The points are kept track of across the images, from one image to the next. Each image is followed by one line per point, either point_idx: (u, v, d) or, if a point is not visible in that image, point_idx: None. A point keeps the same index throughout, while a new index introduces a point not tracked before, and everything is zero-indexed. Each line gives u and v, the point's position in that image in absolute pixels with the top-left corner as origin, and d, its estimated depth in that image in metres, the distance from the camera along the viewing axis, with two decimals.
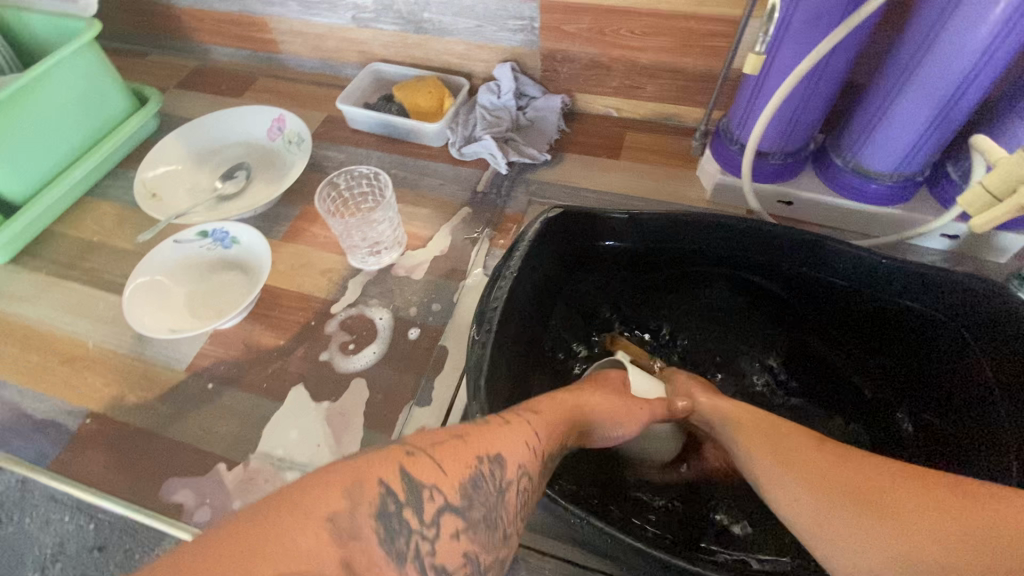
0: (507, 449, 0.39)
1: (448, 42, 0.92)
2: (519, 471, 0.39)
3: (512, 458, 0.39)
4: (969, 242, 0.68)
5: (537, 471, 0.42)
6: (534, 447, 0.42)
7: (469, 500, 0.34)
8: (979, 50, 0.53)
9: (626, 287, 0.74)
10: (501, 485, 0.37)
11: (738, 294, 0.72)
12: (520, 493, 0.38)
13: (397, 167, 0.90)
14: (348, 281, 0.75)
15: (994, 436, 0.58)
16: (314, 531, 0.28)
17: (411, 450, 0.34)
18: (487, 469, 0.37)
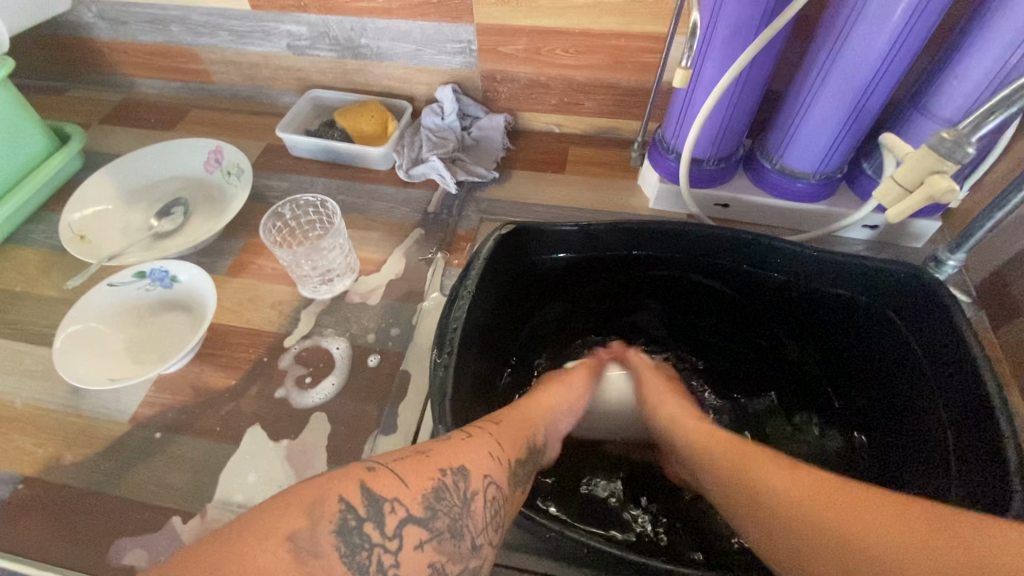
0: (471, 462, 0.42)
1: (387, 67, 0.93)
2: (483, 482, 0.42)
3: (475, 470, 0.42)
4: (888, 231, 0.74)
5: (505, 478, 0.45)
6: (497, 456, 0.45)
7: (433, 510, 0.38)
8: (881, 54, 0.58)
9: (591, 303, 0.77)
10: (466, 495, 0.40)
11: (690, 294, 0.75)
12: (486, 502, 0.41)
13: (344, 193, 0.89)
14: (301, 312, 0.73)
15: (926, 413, 0.61)
16: (276, 552, 0.32)
17: (372, 467, 0.38)
18: (449, 480, 0.40)
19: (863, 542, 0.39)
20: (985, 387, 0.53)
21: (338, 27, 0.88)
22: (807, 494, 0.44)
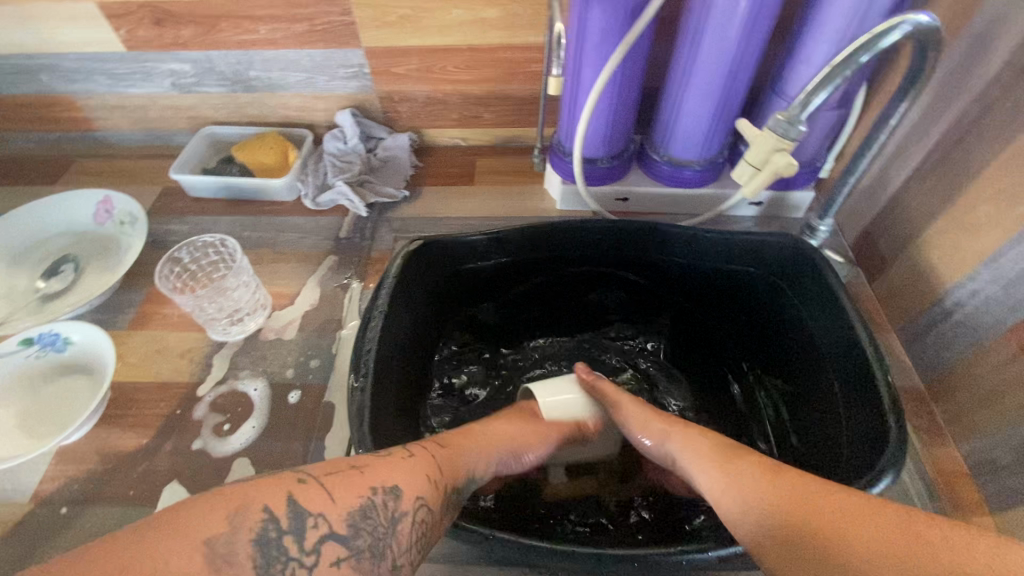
0: (405, 481, 0.42)
1: (281, 97, 0.91)
2: (414, 502, 0.41)
3: (409, 491, 0.42)
4: (771, 206, 0.81)
5: (439, 504, 0.44)
6: (434, 480, 0.44)
7: (354, 528, 0.37)
8: (733, 48, 0.64)
9: (518, 307, 0.79)
10: (393, 516, 0.40)
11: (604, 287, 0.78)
12: (414, 525, 0.41)
13: (251, 229, 0.86)
14: (213, 357, 0.71)
15: (815, 371, 0.65)
16: (190, 555, 0.32)
17: (304, 482, 0.38)
18: (380, 499, 0.40)
19: (848, 540, 0.36)
20: (861, 340, 0.59)
21: (223, 62, 0.86)
22: (808, 497, 0.41)
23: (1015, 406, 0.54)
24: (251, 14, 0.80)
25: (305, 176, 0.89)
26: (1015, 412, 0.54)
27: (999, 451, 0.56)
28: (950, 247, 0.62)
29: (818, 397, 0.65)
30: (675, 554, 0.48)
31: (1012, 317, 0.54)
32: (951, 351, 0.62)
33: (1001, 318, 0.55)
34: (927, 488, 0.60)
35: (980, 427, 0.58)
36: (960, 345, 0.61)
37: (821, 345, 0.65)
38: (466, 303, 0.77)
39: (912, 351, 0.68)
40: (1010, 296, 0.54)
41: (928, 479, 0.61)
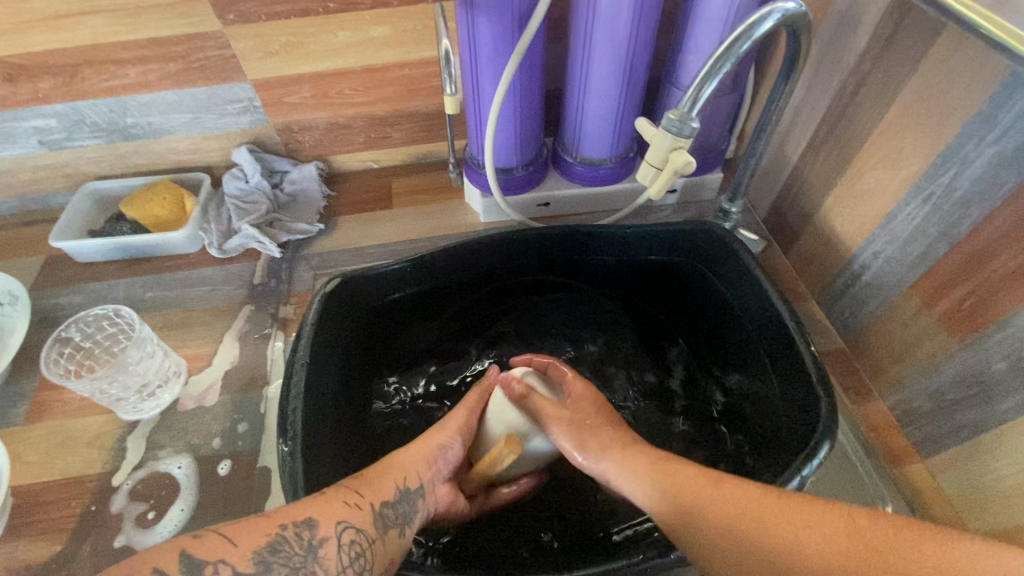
0: (320, 510, 0.42)
1: (168, 142, 0.84)
2: (335, 527, 0.41)
3: (325, 519, 0.41)
4: (685, 192, 0.83)
5: (369, 522, 0.44)
6: (355, 500, 0.45)
7: (265, 564, 0.37)
8: (625, 47, 0.65)
9: (459, 316, 0.76)
10: (310, 544, 0.40)
11: (538, 294, 0.77)
12: (340, 546, 0.41)
13: (154, 289, 0.79)
14: (127, 439, 0.64)
15: (744, 352, 0.67)
16: None
17: (197, 534, 0.37)
18: (290, 533, 0.39)
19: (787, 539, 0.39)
20: (781, 314, 0.61)
21: (93, 112, 0.78)
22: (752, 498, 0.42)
23: (926, 355, 0.58)
24: (117, 57, 0.73)
25: (206, 224, 0.82)
26: (926, 361, 0.58)
27: (918, 400, 0.60)
28: (848, 214, 0.65)
29: (749, 377, 0.66)
30: (637, 563, 0.49)
31: (912, 274, 0.58)
32: (863, 311, 0.65)
33: (904, 276, 0.59)
34: (862, 445, 0.63)
35: (899, 378, 0.62)
36: (870, 305, 0.64)
37: (747, 322, 0.66)
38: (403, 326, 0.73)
39: (831, 315, 0.71)
40: (908, 253, 0.58)
41: (862, 436, 0.64)
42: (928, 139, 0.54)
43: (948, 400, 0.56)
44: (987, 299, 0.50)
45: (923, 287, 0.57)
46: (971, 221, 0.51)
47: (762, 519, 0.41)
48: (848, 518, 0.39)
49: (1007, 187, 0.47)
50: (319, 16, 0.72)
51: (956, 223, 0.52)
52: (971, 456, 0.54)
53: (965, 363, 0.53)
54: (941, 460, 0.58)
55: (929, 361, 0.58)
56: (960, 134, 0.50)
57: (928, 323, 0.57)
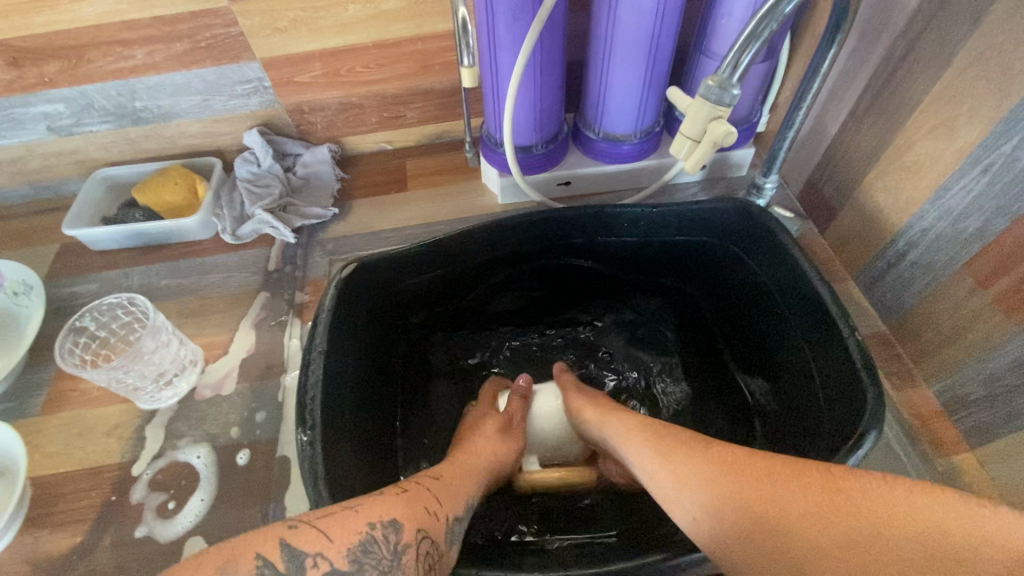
0: (403, 513, 0.39)
1: (178, 126, 0.82)
2: (417, 534, 0.38)
3: (407, 521, 0.38)
4: (713, 168, 0.79)
5: (443, 534, 0.41)
6: (433, 510, 0.41)
7: (360, 564, 0.34)
8: (652, 14, 0.61)
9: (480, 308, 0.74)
10: (397, 547, 0.36)
11: (562, 283, 0.75)
12: (419, 555, 0.37)
13: (169, 276, 0.78)
14: (145, 429, 0.64)
15: (785, 336, 0.63)
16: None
17: (293, 524, 0.34)
18: (379, 534, 0.36)
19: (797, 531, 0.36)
20: (824, 299, 0.57)
21: (101, 95, 0.76)
22: (762, 486, 0.39)
23: (979, 338, 0.54)
24: (122, 37, 0.71)
25: (219, 210, 0.81)
26: (979, 345, 0.54)
27: (968, 386, 0.56)
28: (894, 188, 0.61)
29: (792, 363, 0.63)
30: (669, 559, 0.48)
31: (965, 251, 0.54)
32: (909, 291, 0.61)
33: (956, 253, 0.55)
34: (905, 432, 0.60)
35: (948, 363, 0.58)
36: (917, 285, 0.60)
37: (784, 304, 0.63)
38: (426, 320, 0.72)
39: (872, 296, 0.67)
40: (962, 228, 0.54)
41: (904, 423, 0.61)
42: (990, 104, 0.49)
43: (1003, 387, 0.52)
44: None
45: (978, 266, 0.53)
46: None
47: (775, 509, 0.38)
48: (863, 490, 0.36)
49: None
50: None
51: (1019, 195, 0.48)
52: None
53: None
54: (991, 450, 0.55)
55: (983, 344, 0.54)
56: None
57: (983, 304, 0.53)
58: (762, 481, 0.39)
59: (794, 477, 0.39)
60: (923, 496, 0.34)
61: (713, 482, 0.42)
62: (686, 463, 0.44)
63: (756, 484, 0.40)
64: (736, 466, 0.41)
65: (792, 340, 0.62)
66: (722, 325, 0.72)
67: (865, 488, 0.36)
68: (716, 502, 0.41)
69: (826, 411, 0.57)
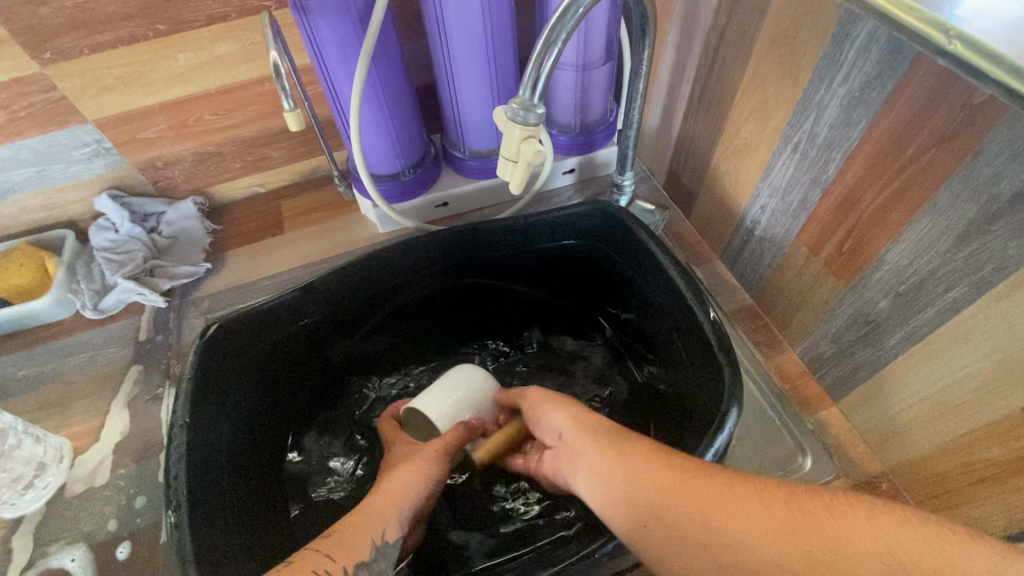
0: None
1: (15, 203, 0.75)
2: None
3: None
4: (582, 171, 0.81)
5: None
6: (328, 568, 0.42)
7: None
8: (482, 29, 0.62)
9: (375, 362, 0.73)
10: None
11: (484, 311, 0.76)
12: None
13: (27, 366, 0.72)
14: (10, 540, 0.59)
15: (658, 331, 0.65)
16: None
17: None
18: None
19: (750, 542, 0.35)
20: (680, 288, 0.59)
21: None
22: (721, 501, 0.37)
23: (821, 301, 0.58)
24: None
25: (76, 285, 0.75)
26: (823, 306, 0.58)
27: (822, 345, 0.60)
28: (733, 170, 0.64)
29: (667, 357, 0.65)
30: (562, 569, 0.49)
31: (795, 223, 0.58)
32: (762, 265, 0.65)
33: (790, 225, 0.59)
34: (778, 397, 0.63)
35: (802, 326, 0.62)
36: (767, 259, 0.64)
37: (650, 293, 0.65)
38: (316, 385, 0.69)
39: (736, 272, 0.71)
40: (789, 202, 0.58)
41: (776, 387, 0.64)
42: (788, 87, 0.53)
43: (847, 342, 0.57)
44: (862, 239, 0.51)
45: (807, 234, 0.57)
46: (836, 164, 0.51)
47: (725, 518, 0.36)
48: (825, 509, 0.34)
49: (861, 126, 0.47)
50: (151, 40, 0.65)
51: (824, 167, 0.52)
52: (875, 393, 0.55)
53: (855, 305, 0.54)
54: (850, 401, 0.59)
55: (825, 306, 0.58)
56: (813, 79, 0.50)
57: (818, 268, 0.57)
58: (722, 493, 0.37)
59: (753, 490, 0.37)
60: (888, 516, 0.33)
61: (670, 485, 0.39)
62: (641, 469, 0.41)
63: (716, 500, 0.37)
64: (699, 482, 0.39)
65: (664, 334, 0.64)
66: (633, 332, 0.70)
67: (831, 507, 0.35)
68: (668, 508, 0.38)
69: (695, 396, 0.59)
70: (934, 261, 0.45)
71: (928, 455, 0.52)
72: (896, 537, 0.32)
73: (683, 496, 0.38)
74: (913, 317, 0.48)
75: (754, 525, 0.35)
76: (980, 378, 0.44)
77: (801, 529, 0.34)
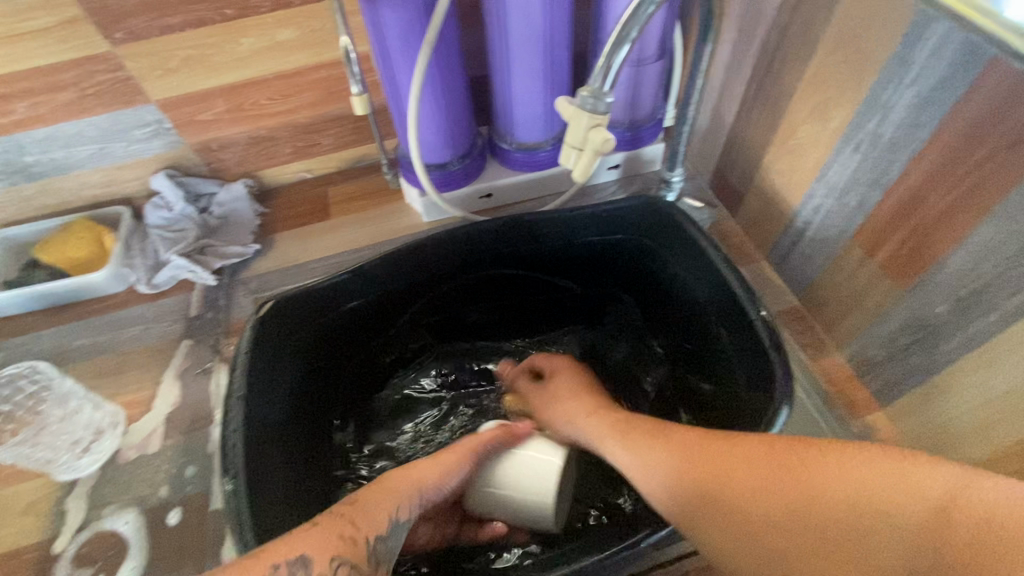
0: (313, 546, 0.38)
1: (77, 177, 0.78)
2: (330, 565, 0.38)
3: (319, 556, 0.38)
4: (628, 168, 0.81)
5: (365, 555, 0.40)
6: (352, 532, 0.41)
7: None
8: (541, 22, 0.62)
9: (417, 335, 0.75)
10: None
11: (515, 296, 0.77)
12: None
13: (82, 336, 0.74)
14: (66, 501, 0.61)
15: (705, 328, 0.65)
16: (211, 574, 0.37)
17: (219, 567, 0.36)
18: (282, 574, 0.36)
19: (746, 499, 0.37)
20: (733, 286, 0.59)
21: None
22: (720, 464, 0.39)
23: (874, 303, 0.57)
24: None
25: (131, 260, 0.77)
26: (875, 310, 0.58)
27: (872, 349, 0.60)
28: (786, 170, 0.64)
29: (710, 354, 0.65)
30: (610, 555, 0.48)
31: (851, 225, 0.57)
32: (811, 266, 0.65)
33: (845, 227, 0.58)
34: (823, 401, 0.63)
35: (852, 330, 0.62)
36: (818, 260, 0.64)
37: (699, 290, 0.64)
38: (356, 366, 0.70)
39: (783, 273, 0.70)
40: (846, 203, 0.57)
41: (822, 392, 0.63)
42: (852, 88, 0.53)
43: (899, 346, 0.56)
44: (923, 243, 0.50)
45: (864, 236, 0.56)
46: (900, 165, 0.50)
47: (723, 480, 0.39)
48: (808, 463, 0.36)
49: (930, 128, 0.47)
50: (218, 24, 0.67)
51: (887, 168, 0.52)
52: (928, 399, 0.55)
53: (911, 309, 0.53)
54: (899, 407, 0.59)
55: (878, 309, 0.57)
56: (881, 78, 0.49)
57: (873, 271, 0.57)
58: (721, 460, 0.39)
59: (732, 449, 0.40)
60: (868, 460, 0.34)
61: (662, 459, 0.42)
62: (642, 445, 0.44)
63: (713, 463, 0.40)
64: (697, 448, 0.41)
65: (711, 332, 0.64)
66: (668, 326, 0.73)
67: (799, 455, 0.37)
68: (665, 474, 0.41)
69: (742, 393, 0.59)
70: (1001, 265, 0.44)
71: (983, 464, 0.51)
72: (875, 478, 0.34)
73: (685, 465, 0.41)
74: (976, 323, 0.48)
75: (748, 483, 0.37)
76: None
77: (786, 483, 0.36)
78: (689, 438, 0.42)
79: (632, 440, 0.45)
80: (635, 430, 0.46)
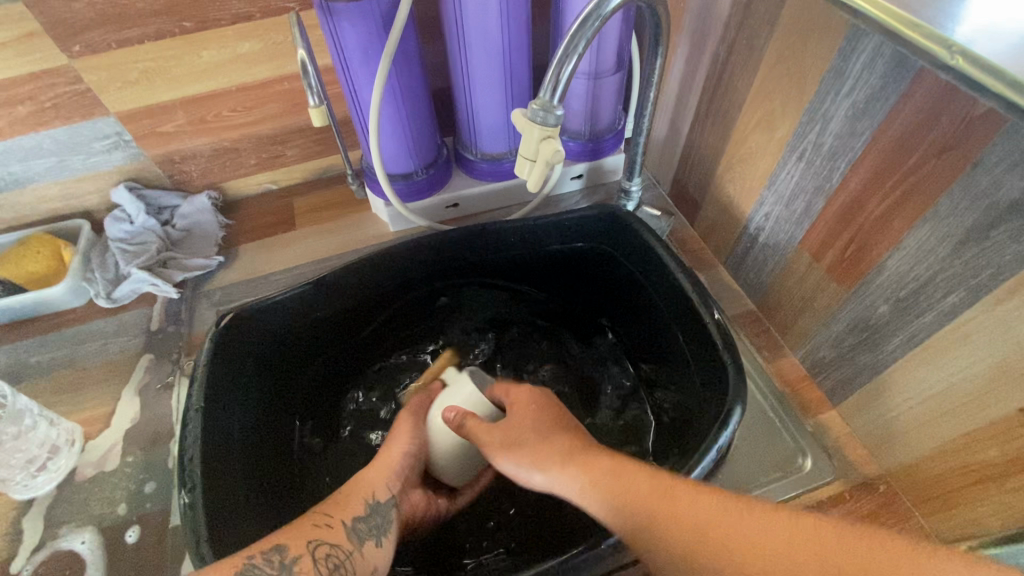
0: (290, 535, 0.44)
1: (34, 190, 0.76)
2: (307, 546, 0.44)
3: (295, 543, 0.43)
4: (591, 177, 0.83)
5: (346, 536, 0.46)
6: (332, 517, 0.47)
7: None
8: (500, 35, 0.64)
9: (386, 343, 0.74)
10: (284, 564, 0.42)
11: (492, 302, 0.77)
12: (321, 560, 0.44)
13: (39, 352, 0.73)
14: (21, 522, 0.60)
15: (663, 332, 0.67)
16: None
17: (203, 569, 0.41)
18: (260, 559, 0.42)
19: (756, 566, 0.36)
20: (686, 291, 0.61)
21: None
22: (725, 528, 0.38)
23: (823, 305, 0.60)
24: None
25: (90, 274, 0.76)
26: (824, 311, 0.60)
27: (823, 350, 0.62)
28: (739, 178, 0.66)
29: (672, 357, 0.66)
30: (568, 558, 0.49)
31: (799, 231, 0.60)
32: (764, 271, 0.67)
33: (793, 233, 0.61)
34: (779, 401, 0.65)
35: (805, 331, 0.64)
36: (770, 265, 0.66)
37: (656, 295, 0.66)
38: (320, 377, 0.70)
39: (739, 277, 0.73)
40: (793, 210, 0.60)
41: (778, 392, 0.65)
42: (795, 100, 0.55)
43: (846, 347, 0.58)
44: (863, 248, 0.53)
45: (811, 241, 0.59)
46: (840, 173, 0.53)
47: (730, 544, 0.37)
48: (836, 541, 0.35)
49: (864, 137, 0.49)
50: (177, 37, 0.67)
51: (828, 176, 0.54)
52: (874, 396, 0.57)
53: (855, 311, 0.56)
54: (849, 405, 0.61)
55: (827, 311, 0.60)
56: (819, 91, 0.52)
57: (820, 275, 0.59)
58: (728, 523, 0.38)
59: (763, 523, 0.38)
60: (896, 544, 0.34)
61: (668, 518, 0.40)
62: (636, 493, 0.42)
63: (718, 526, 0.38)
64: (700, 506, 0.40)
65: (668, 335, 0.66)
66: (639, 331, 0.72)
67: (843, 541, 0.35)
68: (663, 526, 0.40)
69: (699, 397, 0.61)
70: (933, 267, 0.47)
71: (927, 458, 0.53)
72: (911, 567, 0.33)
73: (683, 524, 0.39)
74: (912, 323, 0.50)
75: (763, 553, 0.36)
76: (976, 381, 0.46)
77: (805, 558, 0.35)
78: (693, 497, 0.41)
79: (626, 486, 0.43)
80: (627, 474, 0.44)
